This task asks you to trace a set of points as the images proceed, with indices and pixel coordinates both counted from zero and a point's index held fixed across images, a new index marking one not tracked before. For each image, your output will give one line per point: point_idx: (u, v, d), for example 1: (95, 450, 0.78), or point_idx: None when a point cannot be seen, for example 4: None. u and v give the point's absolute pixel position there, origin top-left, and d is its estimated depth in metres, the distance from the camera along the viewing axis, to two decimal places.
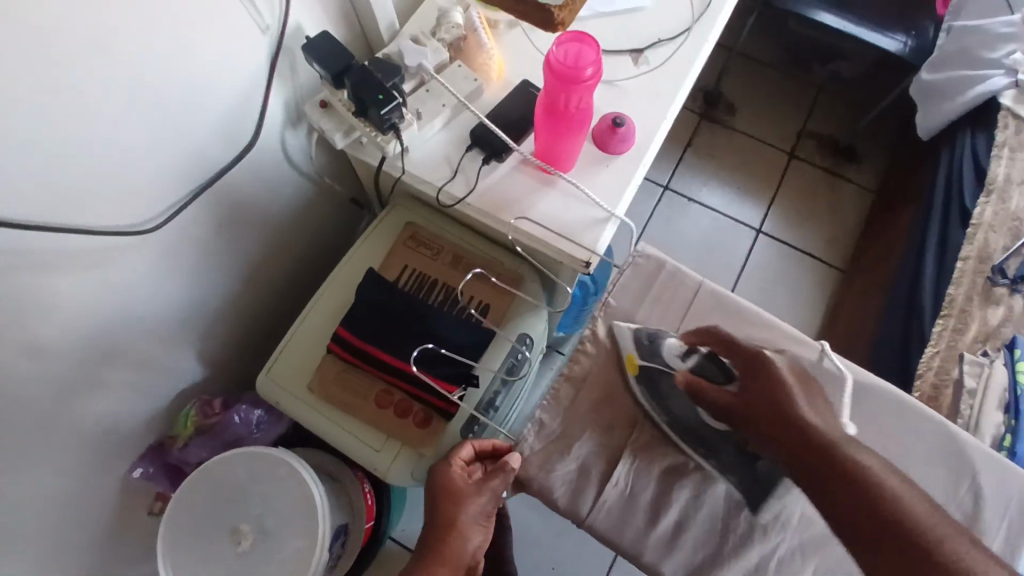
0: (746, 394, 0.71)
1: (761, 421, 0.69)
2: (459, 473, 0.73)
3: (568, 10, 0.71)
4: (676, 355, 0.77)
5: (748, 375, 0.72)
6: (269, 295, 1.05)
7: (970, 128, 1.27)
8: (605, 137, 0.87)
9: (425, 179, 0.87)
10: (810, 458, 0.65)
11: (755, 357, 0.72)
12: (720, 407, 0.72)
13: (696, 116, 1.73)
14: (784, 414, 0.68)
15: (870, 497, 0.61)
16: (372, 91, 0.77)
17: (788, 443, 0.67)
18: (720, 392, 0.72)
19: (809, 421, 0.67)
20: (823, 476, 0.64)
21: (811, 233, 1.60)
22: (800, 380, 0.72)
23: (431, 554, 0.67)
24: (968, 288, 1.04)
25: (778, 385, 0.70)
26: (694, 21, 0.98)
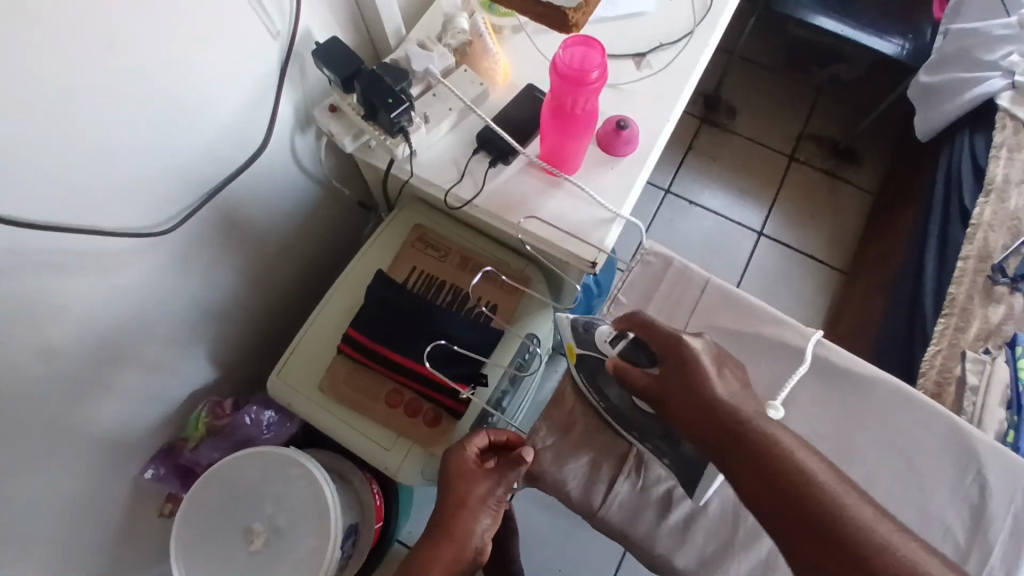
0: (664, 376, 0.68)
1: (676, 407, 0.66)
2: (469, 455, 0.75)
3: (582, 12, 0.71)
4: (606, 341, 0.74)
5: (666, 356, 0.69)
6: (278, 297, 1.07)
7: (968, 129, 1.29)
8: (610, 139, 0.89)
9: (433, 181, 0.88)
10: (707, 420, 0.64)
11: (681, 338, 0.68)
12: (639, 389, 0.69)
13: (697, 119, 1.75)
14: (704, 384, 0.65)
15: (799, 495, 0.56)
16: (381, 95, 0.79)
17: (693, 420, 0.64)
18: (642, 375, 0.69)
19: (719, 398, 0.64)
20: (737, 464, 0.61)
21: (812, 235, 1.62)
22: (717, 362, 0.68)
23: (435, 534, 0.69)
24: (969, 287, 1.05)
25: (692, 369, 0.66)
26: (696, 25, 1.00)
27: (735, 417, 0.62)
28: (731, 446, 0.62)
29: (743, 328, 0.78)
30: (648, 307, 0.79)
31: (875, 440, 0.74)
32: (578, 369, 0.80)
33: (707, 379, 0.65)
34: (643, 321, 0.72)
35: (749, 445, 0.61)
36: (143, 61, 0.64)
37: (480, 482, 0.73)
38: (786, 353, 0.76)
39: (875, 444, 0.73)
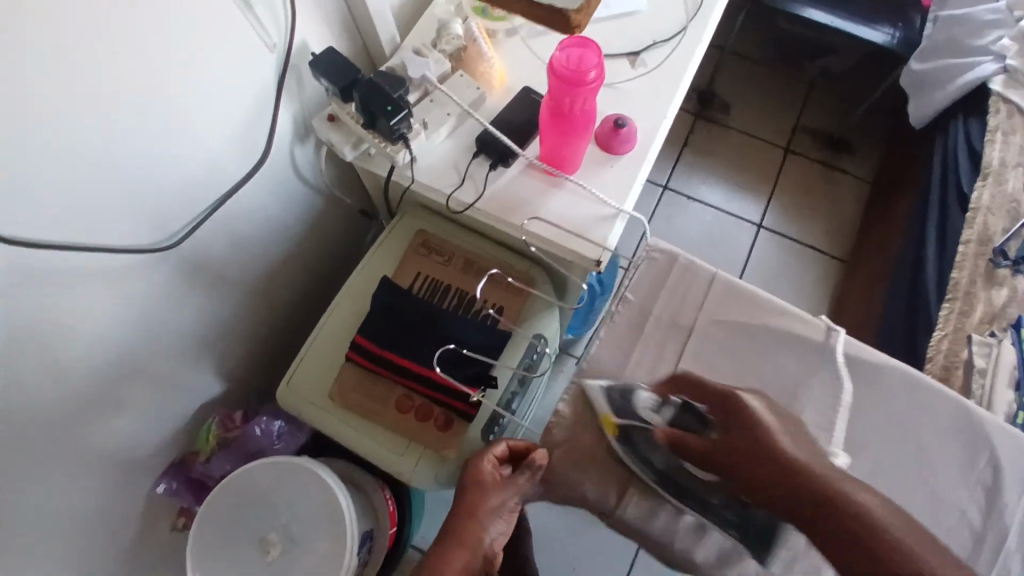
0: (726, 441, 0.67)
1: (732, 462, 0.65)
2: (489, 467, 0.74)
3: (584, 12, 0.66)
4: (648, 406, 0.73)
5: (723, 418, 0.68)
6: (284, 308, 1.07)
7: (963, 115, 1.30)
8: (608, 139, 0.89)
9: (434, 187, 0.89)
10: (778, 486, 0.62)
11: (738, 398, 0.68)
12: (697, 454, 0.68)
13: (692, 115, 1.76)
14: (768, 446, 0.64)
15: (847, 523, 0.58)
16: (380, 103, 0.79)
17: (754, 481, 0.64)
18: (696, 440, 0.68)
19: (786, 448, 0.63)
20: (807, 513, 0.61)
21: (811, 226, 1.62)
22: (776, 415, 0.68)
23: (449, 540, 0.69)
24: (971, 271, 1.05)
25: (748, 425, 0.66)
26: (688, 22, 1.01)
27: (817, 475, 0.61)
28: (815, 505, 0.60)
29: (750, 321, 0.76)
30: (653, 304, 0.77)
31: (888, 427, 0.73)
32: (624, 448, 0.74)
33: (776, 436, 0.64)
34: (694, 383, 0.71)
35: (816, 498, 0.60)
36: (144, 78, 0.65)
37: (495, 493, 0.72)
38: (795, 344, 0.75)
39: (890, 431, 0.73)
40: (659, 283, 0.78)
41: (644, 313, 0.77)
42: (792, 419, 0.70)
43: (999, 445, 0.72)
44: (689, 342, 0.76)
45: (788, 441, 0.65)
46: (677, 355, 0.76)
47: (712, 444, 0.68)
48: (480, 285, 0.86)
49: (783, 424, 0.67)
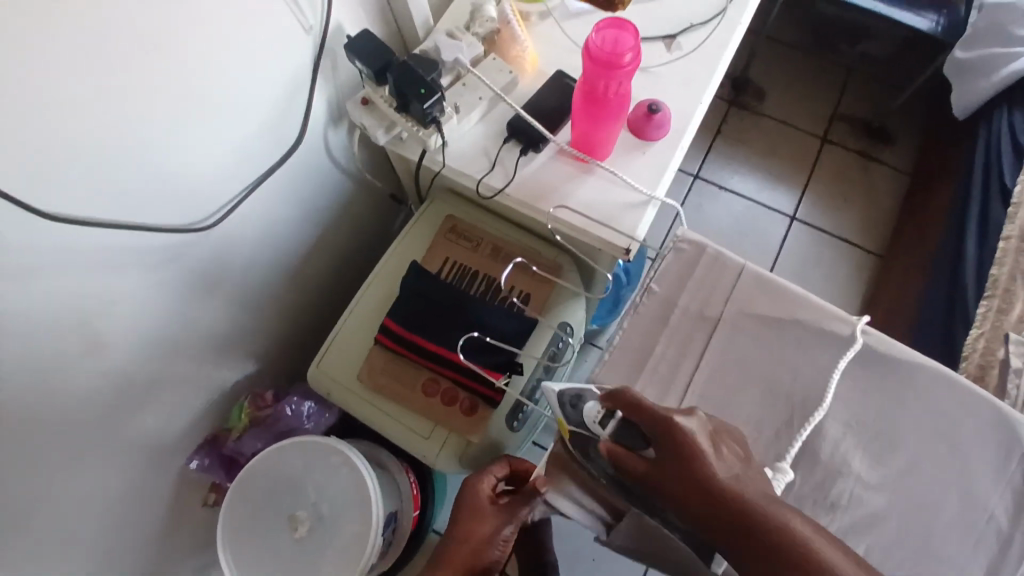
0: (663, 466, 0.54)
1: (670, 490, 0.53)
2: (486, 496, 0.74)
3: None
4: (594, 420, 0.60)
5: (664, 438, 0.54)
6: (315, 291, 1.08)
7: (1008, 106, 1.24)
8: (641, 125, 0.88)
9: (465, 172, 0.88)
10: (698, 507, 0.51)
11: (674, 419, 0.54)
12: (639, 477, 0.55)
13: (725, 102, 1.72)
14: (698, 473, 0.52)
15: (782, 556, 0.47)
16: (414, 85, 0.79)
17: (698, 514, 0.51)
18: (634, 458, 0.56)
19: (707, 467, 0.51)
20: (718, 531, 0.50)
21: (845, 219, 1.59)
22: (713, 435, 0.55)
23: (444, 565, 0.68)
24: (1012, 268, 1.01)
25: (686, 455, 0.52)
26: (727, 4, 0.98)
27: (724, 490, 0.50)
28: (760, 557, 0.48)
29: (781, 317, 0.72)
30: (681, 296, 0.73)
31: (918, 425, 0.68)
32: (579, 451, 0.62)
33: (702, 458, 0.52)
34: (633, 402, 0.57)
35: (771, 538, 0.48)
36: (182, 59, 0.66)
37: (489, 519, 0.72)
38: (829, 340, 0.71)
39: (916, 430, 0.68)
40: (687, 275, 0.73)
41: (672, 305, 0.73)
42: (727, 428, 0.59)
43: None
44: (719, 336, 0.71)
45: (714, 462, 0.52)
46: (704, 350, 0.71)
47: (644, 464, 0.55)
48: (508, 272, 0.86)
49: (714, 443, 0.54)
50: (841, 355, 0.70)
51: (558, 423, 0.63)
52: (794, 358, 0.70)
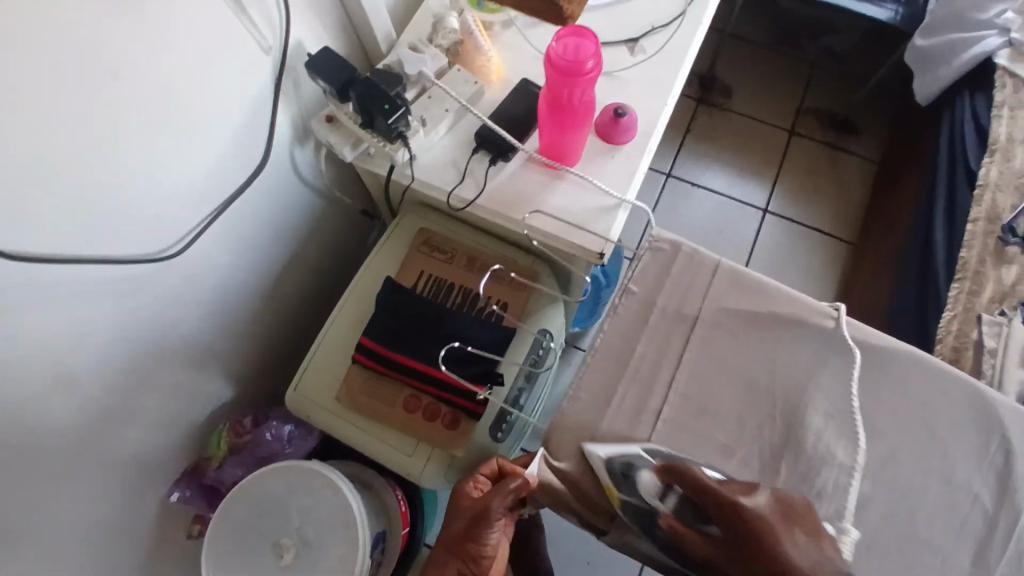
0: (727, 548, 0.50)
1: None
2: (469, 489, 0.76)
3: None
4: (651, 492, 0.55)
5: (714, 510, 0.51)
6: (289, 312, 1.07)
7: (970, 90, 1.28)
8: (609, 129, 0.88)
9: (436, 184, 0.88)
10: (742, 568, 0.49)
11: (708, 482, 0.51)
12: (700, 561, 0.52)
13: (693, 101, 1.74)
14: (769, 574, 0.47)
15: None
16: (378, 101, 0.77)
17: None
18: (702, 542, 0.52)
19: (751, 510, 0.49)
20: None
21: (817, 209, 1.61)
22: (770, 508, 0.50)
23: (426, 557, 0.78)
24: (980, 250, 1.03)
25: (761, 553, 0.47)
26: (688, 4, 0.99)
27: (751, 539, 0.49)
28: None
29: (759, 313, 0.72)
30: (658, 298, 0.72)
31: (899, 413, 0.69)
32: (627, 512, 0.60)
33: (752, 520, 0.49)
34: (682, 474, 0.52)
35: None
36: (141, 84, 0.64)
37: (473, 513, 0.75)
38: (803, 332, 0.71)
39: (897, 418, 0.69)
40: (663, 276, 0.72)
41: (650, 307, 0.71)
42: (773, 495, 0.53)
43: (1008, 426, 0.69)
44: (698, 334, 0.71)
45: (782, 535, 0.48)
46: (682, 349, 0.70)
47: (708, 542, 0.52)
48: (482, 282, 0.86)
49: (790, 524, 0.49)
50: (815, 348, 0.70)
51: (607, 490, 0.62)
52: (769, 352, 0.70)
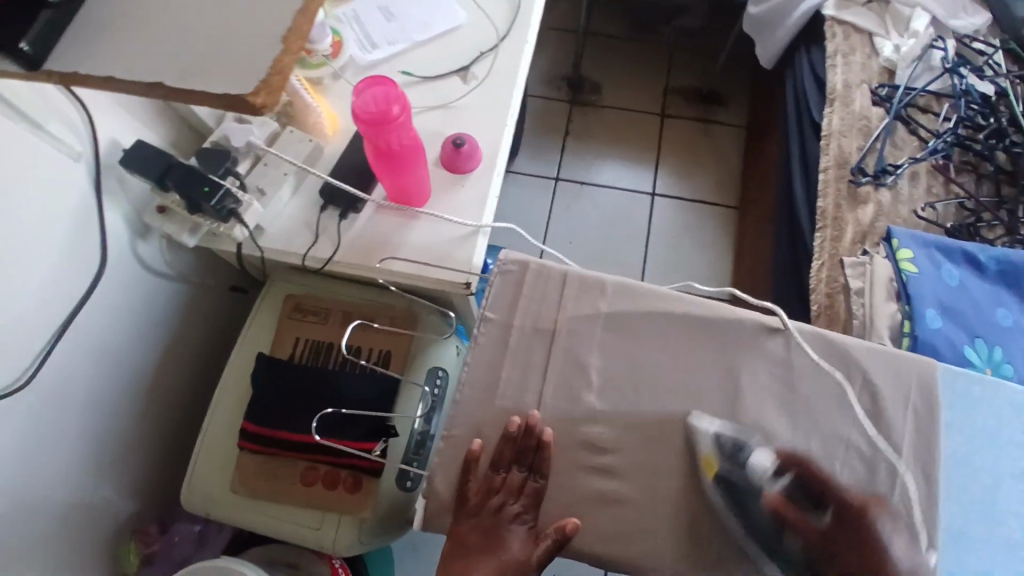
0: (795, 408, 0.69)
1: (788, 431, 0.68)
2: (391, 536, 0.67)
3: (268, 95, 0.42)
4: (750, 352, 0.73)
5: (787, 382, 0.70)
6: (178, 404, 1.04)
7: (805, 46, 1.31)
8: (452, 159, 0.89)
9: (288, 250, 0.85)
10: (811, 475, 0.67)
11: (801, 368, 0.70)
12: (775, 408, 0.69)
13: (566, 103, 1.77)
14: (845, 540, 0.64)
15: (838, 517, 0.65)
16: (198, 186, 0.78)
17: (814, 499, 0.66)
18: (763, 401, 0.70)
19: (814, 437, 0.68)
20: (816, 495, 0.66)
21: (701, 183, 1.67)
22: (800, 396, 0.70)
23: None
24: (835, 196, 1.06)
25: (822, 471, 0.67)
26: (501, 41, 0.99)
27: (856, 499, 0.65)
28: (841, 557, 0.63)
29: (612, 311, 0.73)
30: (514, 320, 0.72)
31: (758, 379, 0.71)
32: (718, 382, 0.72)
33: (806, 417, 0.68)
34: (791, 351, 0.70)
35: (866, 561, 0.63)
36: None
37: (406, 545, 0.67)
38: (659, 321, 0.73)
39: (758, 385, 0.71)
40: (515, 297, 0.72)
41: (508, 330, 0.72)
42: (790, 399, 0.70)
43: (869, 370, 0.71)
44: (556, 347, 0.71)
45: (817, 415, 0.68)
46: (546, 366, 0.70)
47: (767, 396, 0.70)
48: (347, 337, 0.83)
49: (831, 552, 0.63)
50: (665, 333, 0.73)
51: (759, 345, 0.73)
52: (636, 347, 0.72)
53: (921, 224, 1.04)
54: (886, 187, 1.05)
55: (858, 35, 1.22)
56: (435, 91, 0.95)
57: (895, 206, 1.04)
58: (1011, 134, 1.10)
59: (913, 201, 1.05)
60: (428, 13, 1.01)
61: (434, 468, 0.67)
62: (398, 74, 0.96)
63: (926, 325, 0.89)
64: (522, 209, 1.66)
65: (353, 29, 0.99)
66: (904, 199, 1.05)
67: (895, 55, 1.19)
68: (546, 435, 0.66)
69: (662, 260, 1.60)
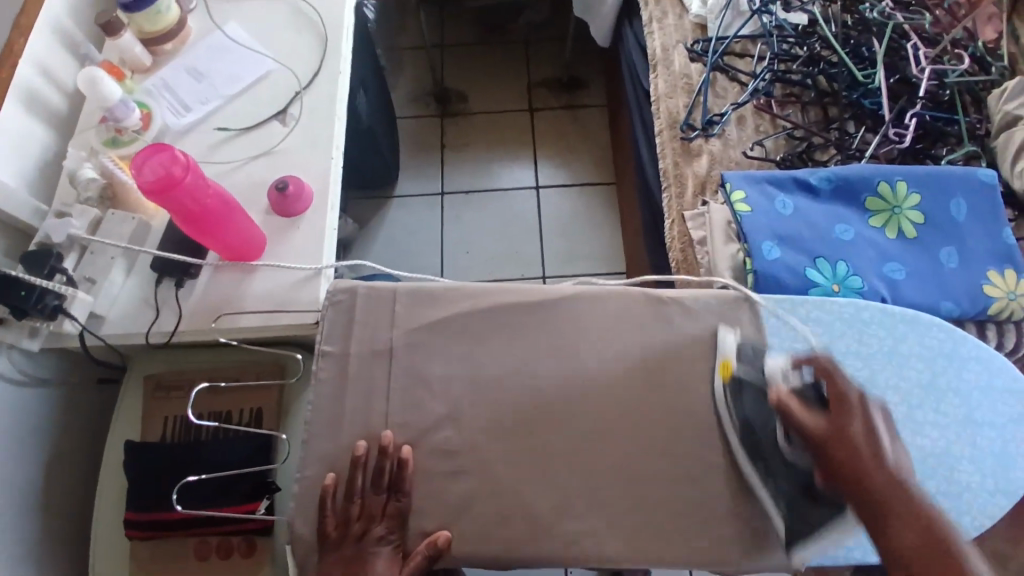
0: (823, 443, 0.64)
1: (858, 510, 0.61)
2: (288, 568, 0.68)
3: None
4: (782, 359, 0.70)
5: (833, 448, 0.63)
6: (72, 512, 1.01)
7: (628, 19, 1.36)
8: (280, 205, 0.87)
9: (131, 332, 0.84)
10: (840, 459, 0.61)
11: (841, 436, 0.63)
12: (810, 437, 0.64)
13: (436, 117, 1.79)
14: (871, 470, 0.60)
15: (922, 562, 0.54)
16: (14, 291, 0.77)
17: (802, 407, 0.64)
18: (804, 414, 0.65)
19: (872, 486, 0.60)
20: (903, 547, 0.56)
21: (580, 165, 1.72)
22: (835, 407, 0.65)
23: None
24: (672, 154, 1.10)
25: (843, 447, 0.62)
26: (304, 87, 0.98)
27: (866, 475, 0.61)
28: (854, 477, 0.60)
29: (449, 317, 0.74)
30: (351, 346, 0.73)
31: (591, 350, 0.74)
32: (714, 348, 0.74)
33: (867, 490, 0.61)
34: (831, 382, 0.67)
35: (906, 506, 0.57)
36: None
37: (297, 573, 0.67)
38: (494, 317, 0.74)
39: (594, 357, 0.74)
40: (349, 325, 0.73)
41: (348, 359, 0.72)
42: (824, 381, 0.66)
43: (687, 315, 0.76)
44: (396, 364, 0.72)
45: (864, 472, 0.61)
46: (389, 388, 0.71)
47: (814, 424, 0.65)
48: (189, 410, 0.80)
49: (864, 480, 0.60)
50: (497, 326, 0.74)
51: (721, 363, 0.73)
52: (475, 347, 0.73)
53: (754, 163, 1.09)
54: (715, 136, 1.10)
55: None
56: (256, 140, 0.95)
57: (726, 151, 1.09)
58: (823, 59, 1.17)
59: (742, 143, 1.10)
60: (236, 64, 1.01)
61: (293, 512, 0.68)
62: (214, 131, 0.95)
63: (764, 257, 0.93)
64: (415, 230, 1.66)
65: (164, 99, 0.98)
66: (733, 144, 1.10)
67: (703, 10, 1.24)
68: (403, 453, 0.67)
69: (559, 247, 1.63)
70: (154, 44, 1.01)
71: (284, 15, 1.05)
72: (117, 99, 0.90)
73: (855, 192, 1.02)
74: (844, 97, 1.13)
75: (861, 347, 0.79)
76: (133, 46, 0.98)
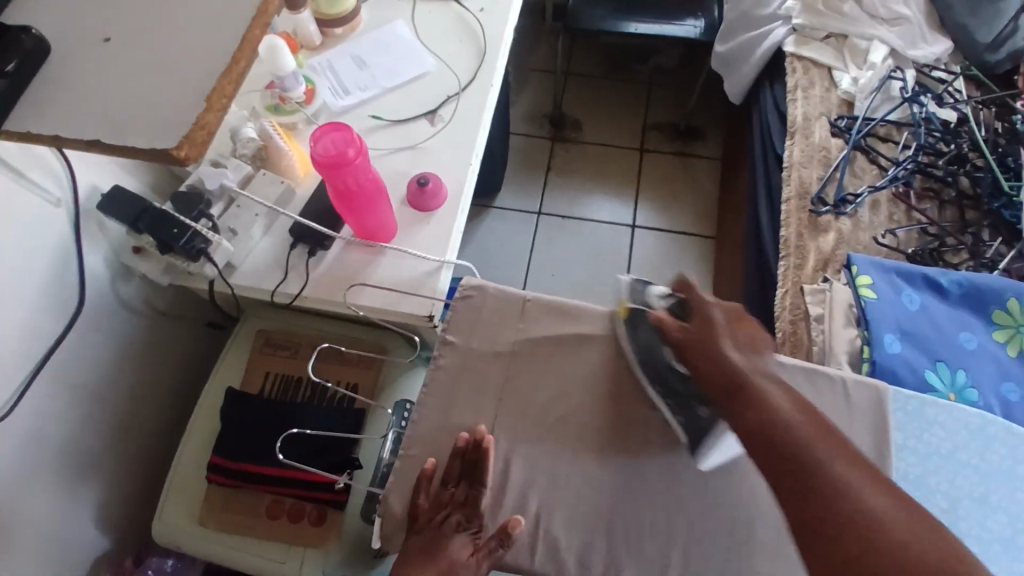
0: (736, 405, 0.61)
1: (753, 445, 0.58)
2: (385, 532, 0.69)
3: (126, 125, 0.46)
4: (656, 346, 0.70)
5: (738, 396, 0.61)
6: (156, 440, 1.06)
7: (768, 81, 1.36)
8: (417, 198, 0.90)
9: (258, 287, 0.88)
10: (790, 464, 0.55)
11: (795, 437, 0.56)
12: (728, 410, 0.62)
13: (548, 139, 1.82)
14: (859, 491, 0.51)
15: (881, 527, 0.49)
16: (168, 227, 0.82)
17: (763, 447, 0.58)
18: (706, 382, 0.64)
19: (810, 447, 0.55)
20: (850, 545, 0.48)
21: (679, 214, 1.71)
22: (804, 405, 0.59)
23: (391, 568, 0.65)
24: (796, 226, 1.09)
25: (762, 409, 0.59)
26: (462, 88, 1.02)
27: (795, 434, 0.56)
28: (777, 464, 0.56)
29: (573, 335, 0.76)
30: (472, 342, 0.76)
31: None
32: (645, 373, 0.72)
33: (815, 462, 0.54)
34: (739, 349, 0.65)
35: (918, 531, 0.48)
36: None
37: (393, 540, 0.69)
38: (614, 347, 0.75)
39: None
40: (473, 320, 0.76)
41: (467, 356, 0.75)
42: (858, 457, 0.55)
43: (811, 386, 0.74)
44: (512, 370, 0.74)
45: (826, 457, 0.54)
46: (500, 394, 0.73)
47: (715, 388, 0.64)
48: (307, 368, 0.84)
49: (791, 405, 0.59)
50: (614, 358, 0.75)
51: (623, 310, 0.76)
52: (590, 372, 0.74)
53: (882, 250, 1.06)
54: (846, 216, 1.08)
55: (817, 70, 1.27)
56: (404, 132, 0.99)
57: (855, 233, 1.07)
58: (970, 160, 1.13)
59: (873, 229, 1.08)
60: (399, 58, 1.05)
61: (388, 489, 0.70)
62: (368, 117, 1.00)
63: (884, 349, 0.91)
64: (505, 243, 1.68)
65: (327, 77, 1.04)
66: (865, 227, 1.08)
67: (854, 87, 1.23)
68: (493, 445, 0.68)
69: None
70: (328, 26, 1.07)
71: (449, 22, 1.09)
72: (289, 71, 0.95)
73: (985, 303, 0.97)
74: (985, 204, 1.09)
75: (982, 463, 0.75)
76: (309, 23, 1.04)
